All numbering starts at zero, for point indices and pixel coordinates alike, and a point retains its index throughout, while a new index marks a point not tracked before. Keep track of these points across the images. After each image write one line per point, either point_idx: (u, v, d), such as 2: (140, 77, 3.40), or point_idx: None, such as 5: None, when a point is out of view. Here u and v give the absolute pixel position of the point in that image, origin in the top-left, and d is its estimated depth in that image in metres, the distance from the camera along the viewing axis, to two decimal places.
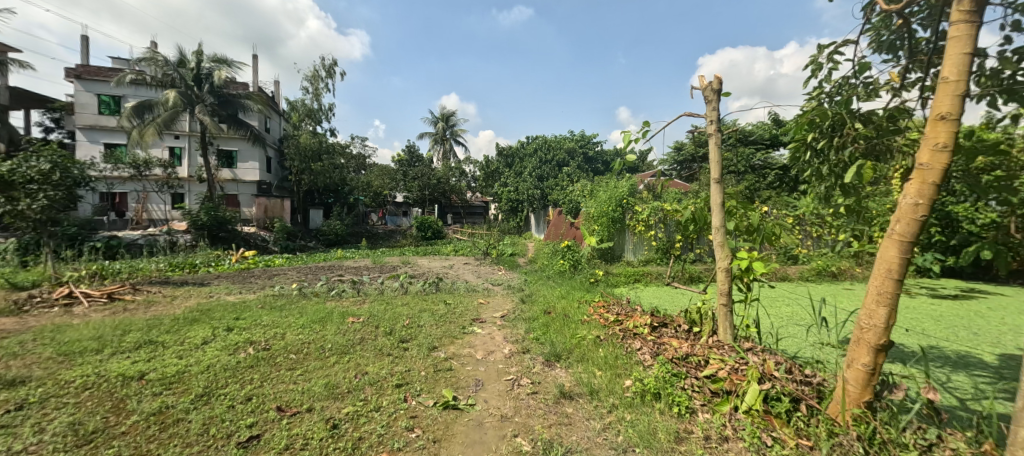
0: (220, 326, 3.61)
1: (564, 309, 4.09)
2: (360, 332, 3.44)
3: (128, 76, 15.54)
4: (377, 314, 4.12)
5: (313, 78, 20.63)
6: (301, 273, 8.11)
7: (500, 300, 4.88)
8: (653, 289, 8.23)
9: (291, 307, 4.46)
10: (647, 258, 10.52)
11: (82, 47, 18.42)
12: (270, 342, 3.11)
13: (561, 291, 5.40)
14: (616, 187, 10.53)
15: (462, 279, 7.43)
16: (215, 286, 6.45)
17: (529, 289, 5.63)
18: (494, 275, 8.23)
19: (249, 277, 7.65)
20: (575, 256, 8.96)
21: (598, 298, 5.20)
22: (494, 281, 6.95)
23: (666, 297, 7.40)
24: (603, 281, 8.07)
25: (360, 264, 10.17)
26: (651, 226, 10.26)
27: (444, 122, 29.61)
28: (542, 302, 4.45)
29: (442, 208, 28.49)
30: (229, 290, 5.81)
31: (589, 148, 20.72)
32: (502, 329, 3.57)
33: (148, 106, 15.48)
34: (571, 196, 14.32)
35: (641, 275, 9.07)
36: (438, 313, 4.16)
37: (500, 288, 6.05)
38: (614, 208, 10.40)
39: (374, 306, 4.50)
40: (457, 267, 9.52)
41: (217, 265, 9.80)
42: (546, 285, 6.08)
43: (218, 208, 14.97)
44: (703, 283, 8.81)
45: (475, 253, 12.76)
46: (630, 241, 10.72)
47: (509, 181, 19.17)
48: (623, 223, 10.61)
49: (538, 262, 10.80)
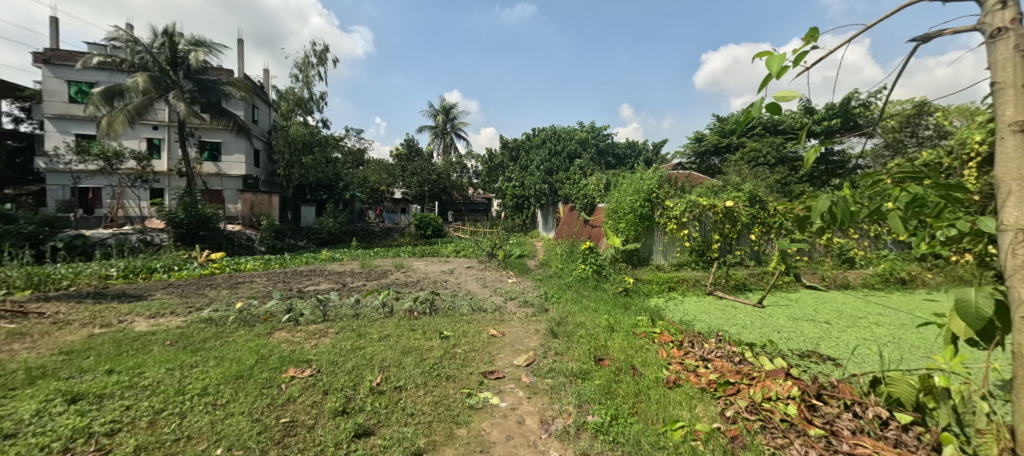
0: (65, 391, 2.18)
1: (627, 354, 2.67)
2: (291, 407, 2.03)
3: (95, 59, 14.10)
4: (335, 360, 2.68)
5: (302, 64, 19.13)
6: (270, 283, 6.69)
7: (519, 331, 3.44)
8: (695, 300, 6.84)
9: (215, 344, 3.00)
10: (679, 262, 9.06)
11: (52, 31, 16.95)
12: (113, 446, 1.71)
13: (600, 313, 3.99)
14: (643, 179, 9.07)
15: (465, 289, 6.05)
16: (148, 302, 5.03)
17: (555, 310, 4.19)
18: (503, 283, 6.86)
19: (205, 287, 6.24)
20: (597, 260, 7.52)
21: (653, 324, 3.74)
22: (505, 294, 5.51)
23: (717, 312, 5.98)
24: (635, 291, 6.67)
25: (346, 268, 8.75)
26: (684, 225, 8.83)
27: (444, 114, 28.09)
28: (584, 338, 3.02)
29: (443, 205, 27.11)
30: (156, 311, 4.39)
31: (600, 140, 19.27)
32: (536, 399, 2.16)
33: (118, 91, 14.01)
34: (583, 190, 12.88)
35: (675, 282, 7.69)
36: (430, 359, 2.72)
37: (516, 307, 4.63)
38: (642, 204, 8.93)
39: (342, 342, 3.07)
40: (458, 272, 8.12)
41: (179, 270, 8.35)
42: (575, 302, 4.66)
43: (197, 205, 13.58)
44: (752, 293, 7.37)
45: (480, 254, 11.37)
46: (660, 242, 9.25)
47: (514, 175, 17.78)
48: (651, 221, 9.13)
49: (551, 265, 9.41)
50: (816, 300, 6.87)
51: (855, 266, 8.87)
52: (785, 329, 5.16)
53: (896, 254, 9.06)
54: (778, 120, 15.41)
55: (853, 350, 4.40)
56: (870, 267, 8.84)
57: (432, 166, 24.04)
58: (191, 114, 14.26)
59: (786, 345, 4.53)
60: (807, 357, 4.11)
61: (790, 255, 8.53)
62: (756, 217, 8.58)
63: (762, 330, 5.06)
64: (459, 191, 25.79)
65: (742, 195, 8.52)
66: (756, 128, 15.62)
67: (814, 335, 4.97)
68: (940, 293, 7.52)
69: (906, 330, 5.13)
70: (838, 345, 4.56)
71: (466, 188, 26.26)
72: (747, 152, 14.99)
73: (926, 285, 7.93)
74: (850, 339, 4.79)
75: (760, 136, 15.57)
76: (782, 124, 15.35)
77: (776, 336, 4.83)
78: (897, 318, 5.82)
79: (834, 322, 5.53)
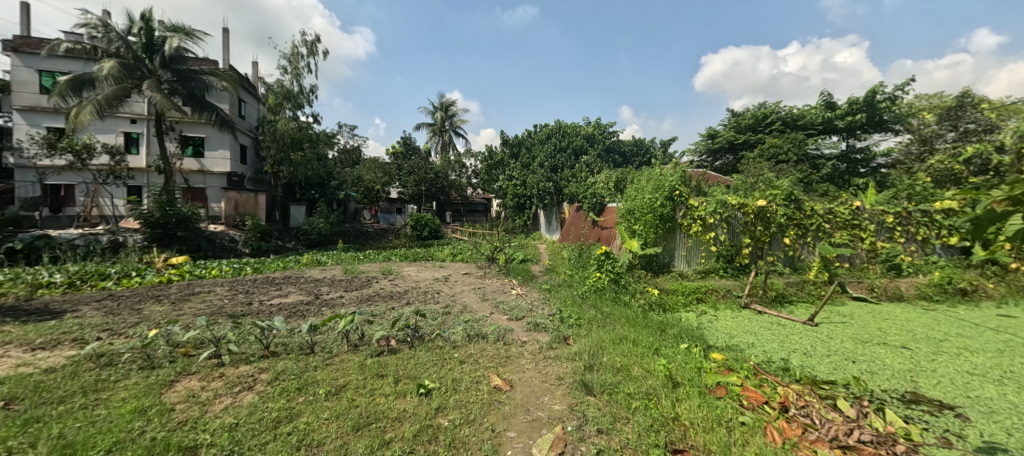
0: None
1: (724, 441, 1.87)
2: None
3: (63, 46, 13.07)
4: (239, 446, 1.70)
5: (292, 56, 18.10)
6: (229, 295, 5.65)
7: (534, 380, 2.39)
8: (733, 316, 5.80)
9: (71, 409, 2.00)
10: (705, 269, 7.95)
11: (22, 17, 15.85)
12: None
13: (640, 348, 2.99)
14: (664, 175, 8.06)
15: (462, 305, 5.00)
16: (58, 324, 3.99)
17: (579, 340, 3.17)
18: (507, 295, 5.81)
19: (146, 301, 5.18)
20: (615, 267, 6.48)
21: (723, 369, 2.74)
22: (511, 312, 4.43)
23: (765, 333, 4.95)
24: (660, 305, 5.67)
25: (325, 275, 7.68)
26: (710, 227, 7.86)
27: (443, 112, 27.11)
28: (643, 411, 2.07)
29: (440, 205, 26.18)
30: (54, 339, 3.36)
31: (607, 137, 18.26)
32: None
33: (87, 81, 12.95)
34: (590, 189, 11.88)
35: (704, 293, 6.67)
36: (394, 445, 1.71)
37: (525, 333, 3.58)
38: (663, 203, 7.86)
39: (266, 404, 2.02)
40: (453, 280, 7.08)
41: (131, 277, 7.23)
42: (601, 328, 3.65)
43: (175, 203, 12.51)
44: (795, 307, 6.33)
45: (479, 259, 10.29)
46: (682, 246, 8.17)
47: (514, 173, 16.68)
48: (673, 222, 8.08)
49: (559, 272, 8.38)
50: (874, 317, 5.84)
51: (903, 274, 7.86)
52: (861, 359, 4.14)
53: (947, 261, 8.07)
54: (799, 114, 14.48)
55: (967, 392, 3.38)
56: (920, 275, 7.84)
57: (429, 164, 23.09)
58: (167, 105, 13.16)
59: (875, 385, 3.51)
60: (915, 406, 3.09)
61: (831, 261, 7.52)
62: (792, 218, 7.59)
63: (831, 360, 4.06)
64: (457, 191, 24.72)
65: (778, 192, 7.54)
66: (775, 123, 14.67)
67: (900, 367, 3.95)
68: (1011, 307, 6.49)
69: (1012, 360, 4.10)
70: (941, 384, 3.55)
71: (466, 188, 25.27)
72: (766, 148, 13.95)
73: (990, 297, 6.91)
74: (951, 374, 3.77)
75: (779, 131, 14.59)
76: (802, 119, 14.39)
77: (856, 370, 3.82)
78: (984, 340, 4.81)
79: (913, 347, 4.52)
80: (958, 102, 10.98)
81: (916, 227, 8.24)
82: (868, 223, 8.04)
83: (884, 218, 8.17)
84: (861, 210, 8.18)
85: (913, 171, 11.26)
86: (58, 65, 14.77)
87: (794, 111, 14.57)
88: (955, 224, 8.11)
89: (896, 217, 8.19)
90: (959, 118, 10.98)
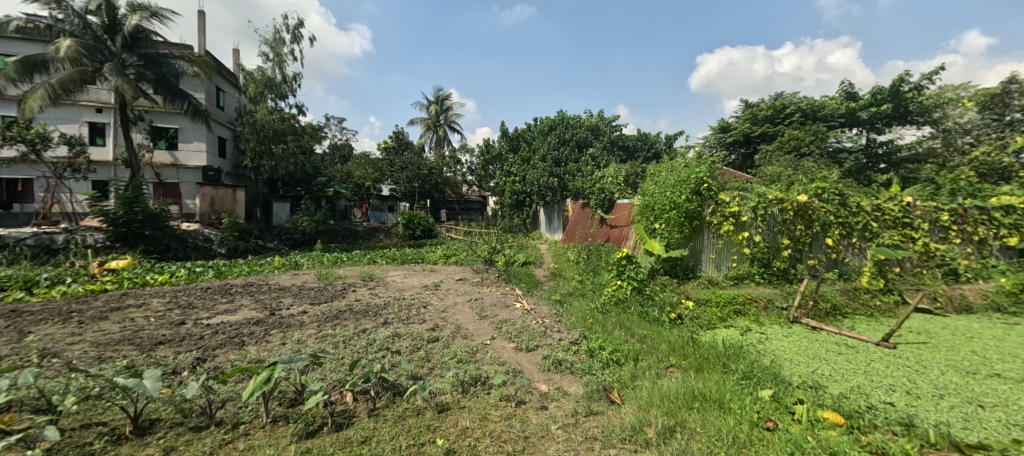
0: None
1: None
2: None
3: (14, 23, 11.78)
4: None
5: (273, 41, 16.85)
6: (162, 310, 4.49)
7: None
8: (788, 334, 4.73)
9: None
10: (736, 275, 6.89)
11: None
12: None
13: (740, 424, 2.12)
14: (689, 165, 6.99)
15: (454, 325, 3.88)
16: None
17: (634, 401, 2.27)
18: (511, 309, 4.71)
19: (50, 320, 4.04)
20: (638, 273, 5.42)
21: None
22: (520, 338, 3.31)
23: (840, 361, 3.88)
24: (697, 323, 4.60)
25: (293, 282, 6.53)
26: (743, 226, 6.85)
27: (438, 106, 25.96)
28: None
29: (435, 203, 25.04)
30: None
31: (611, 130, 17.24)
32: None
33: (42, 63, 11.67)
34: (597, 183, 10.83)
35: (742, 303, 5.61)
36: None
37: (542, 380, 2.52)
38: (688, 197, 6.79)
39: None
40: (445, 289, 5.94)
41: (56, 286, 5.98)
42: (652, 372, 2.66)
43: (142, 200, 11.25)
44: (855, 322, 5.27)
45: (474, 262, 9.17)
46: (711, 248, 7.14)
47: (513, 168, 15.38)
48: (700, 220, 7.03)
49: (565, 276, 7.36)
50: (958, 335, 4.80)
51: (962, 280, 6.88)
52: (987, 402, 3.10)
53: (1007, 264, 7.08)
54: (819, 104, 13.50)
55: None
56: (981, 281, 6.83)
57: (422, 159, 21.92)
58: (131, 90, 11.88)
59: None
60: None
61: (885, 265, 6.47)
62: (837, 215, 6.53)
63: (950, 405, 3.03)
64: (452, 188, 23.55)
65: (823, 186, 6.46)
66: (794, 114, 13.65)
67: None
68: None
69: None
70: None
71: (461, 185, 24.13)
72: (786, 140, 12.82)
73: None
74: None
75: (799, 123, 13.58)
76: (823, 110, 13.42)
77: (996, 423, 2.78)
78: None
79: None
80: (1003, 88, 9.97)
81: (974, 226, 7.20)
82: (920, 221, 7.01)
83: (937, 215, 7.15)
84: (913, 207, 7.13)
85: (952, 166, 10.30)
86: (12, 48, 13.43)
87: (813, 101, 13.59)
88: (1016, 223, 6.99)
89: (951, 215, 7.16)
90: (1006, 106, 9.97)
